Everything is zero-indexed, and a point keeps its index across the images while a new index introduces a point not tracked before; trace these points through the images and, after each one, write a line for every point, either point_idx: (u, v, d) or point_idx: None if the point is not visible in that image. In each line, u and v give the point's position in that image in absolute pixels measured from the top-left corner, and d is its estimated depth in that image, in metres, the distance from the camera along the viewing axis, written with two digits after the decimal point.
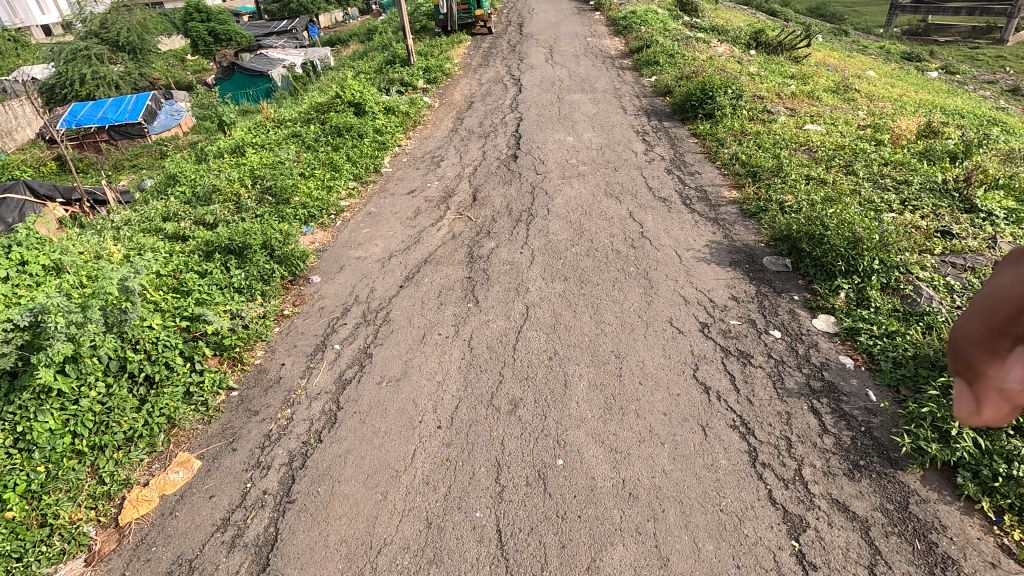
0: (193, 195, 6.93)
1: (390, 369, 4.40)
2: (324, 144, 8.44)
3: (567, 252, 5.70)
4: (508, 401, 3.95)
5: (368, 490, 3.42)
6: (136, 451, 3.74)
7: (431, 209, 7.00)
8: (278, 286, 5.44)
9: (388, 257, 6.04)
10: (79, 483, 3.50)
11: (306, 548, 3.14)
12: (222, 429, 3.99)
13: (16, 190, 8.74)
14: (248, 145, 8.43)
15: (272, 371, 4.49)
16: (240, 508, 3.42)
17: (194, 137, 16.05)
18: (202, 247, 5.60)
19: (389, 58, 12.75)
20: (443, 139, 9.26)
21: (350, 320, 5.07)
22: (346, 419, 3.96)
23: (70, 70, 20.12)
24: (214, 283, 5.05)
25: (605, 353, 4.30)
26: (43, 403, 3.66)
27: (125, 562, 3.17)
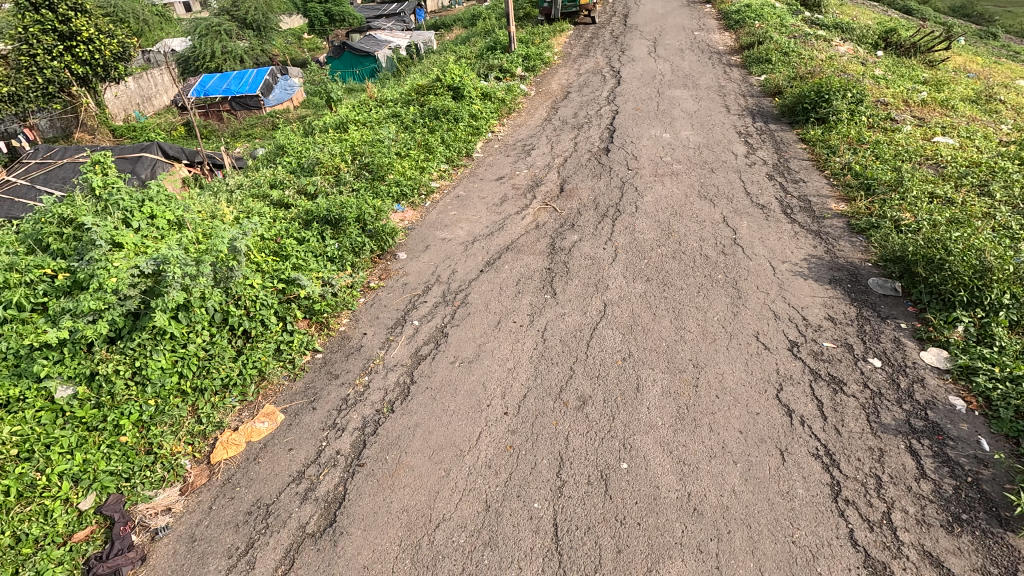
0: (298, 165, 7.36)
1: (464, 351, 4.50)
2: (421, 126, 8.70)
3: (652, 252, 5.54)
4: (577, 397, 3.91)
5: (432, 464, 3.53)
6: (230, 398, 4.09)
7: (518, 196, 7.05)
8: (367, 260, 5.74)
9: (472, 241, 6.15)
10: (181, 420, 3.87)
11: (371, 511, 3.29)
12: (305, 387, 4.27)
13: (151, 151, 9.56)
14: (352, 121, 8.84)
15: (354, 339, 4.75)
16: (314, 464, 3.64)
17: (303, 111, 17.07)
18: (302, 216, 5.93)
19: (490, 44, 12.90)
20: (536, 128, 9.27)
21: (431, 299, 5.23)
22: (418, 394, 4.10)
23: (204, 45, 22.06)
24: (310, 249, 5.35)
25: (682, 360, 4.15)
26: (158, 343, 4.02)
27: (212, 497, 3.48)
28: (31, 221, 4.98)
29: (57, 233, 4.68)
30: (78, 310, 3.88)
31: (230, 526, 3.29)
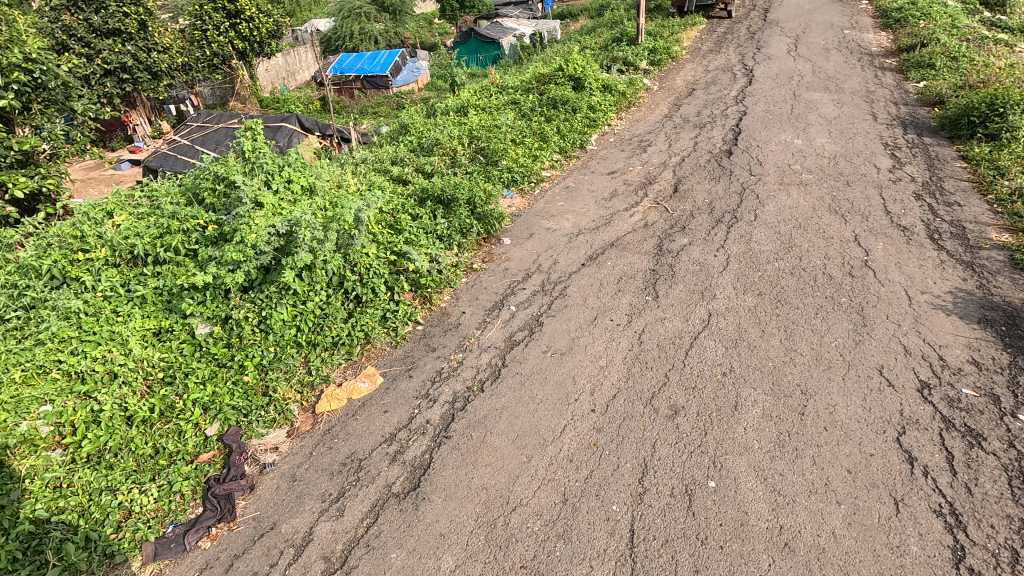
0: (419, 144, 7.67)
1: (557, 342, 4.50)
2: (538, 114, 8.75)
3: (768, 265, 5.18)
4: (669, 405, 3.78)
5: (515, 448, 3.58)
6: (338, 355, 4.42)
7: (628, 193, 6.89)
8: (472, 241, 5.91)
9: (577, 233, 6.12)
10: (294, 369, 4.24)
11: (453, 482, 3.42)
12: (404, 356, 4.52)
13: (290, 122, 10.51)
14: (472, 105, 9.06)
15: (453, 317, 4.94)
16: (405, 429, 3.83)
17: (426, 93, 17.80)
18: (418, 193, 6.18)
19: (617, 36, 12.64)
20: (655, 124, 8.98)
21: (530, 287, 5.28)
22: (508, 377, 4.18)
23: (345, 27, 23.69)
24: (422, 226, 5.59)
25: (789, 385, 3.86)
26: (282, 298, 4.38)
27: (313, 444, 3.79)
28: (192, 177, 5.65)
29: (211, 188, 5.26)
30: (223, 259, 4.35)
31: (326, 473, 3.56)
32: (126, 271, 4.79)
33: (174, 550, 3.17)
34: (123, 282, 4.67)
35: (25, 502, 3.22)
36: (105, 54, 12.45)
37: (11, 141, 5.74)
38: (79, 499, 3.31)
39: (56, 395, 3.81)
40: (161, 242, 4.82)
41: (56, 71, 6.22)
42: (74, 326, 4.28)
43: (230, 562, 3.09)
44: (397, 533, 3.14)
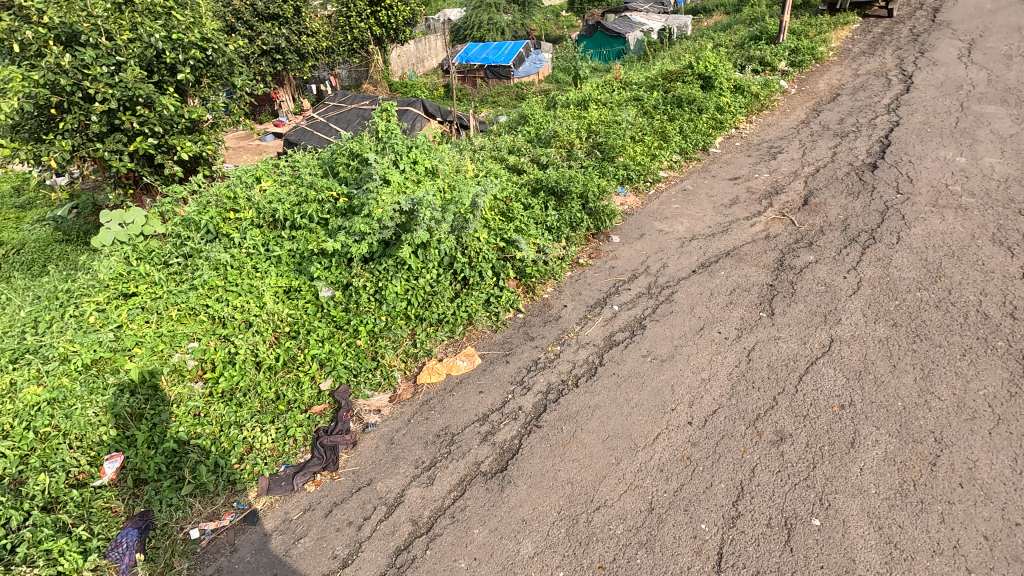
0: (536, 135, 7.73)
1: (658, 348, 4.37)
2: (661, 112, 8.48)
3: (908, 294, 4.66)
4: (774, 430, 3.54)
5: (604, 448, 3.55)
6: (441, 332, 4.61)
7: (751, 201, 6.50)
8: (581, 236, 5.88)
9: (690, 238, 5.89)
10: (401, 340, 4.49)
11: (539, 471, 3.45)
12: (504, 341, 4.63)
13: (415, 107, 11.03)
14: (593, 99, 8.94)
15: (554, 309, 4.97)
16: (497, 412, 3.93)
17: (546, 85, 17.88)
18: (532, 183, 6.24)
19: (755, 34, 11.87)
20: (788, 129, 8.36)
21: (635, 288, 5.17)
22: (603, 376, 4.13)
23: (475, 17, 24.37)
24: (533, 216, 5.65)
25: (920, 430, 3.46)
26: (397, 272, 4.64)
27: (412, 413, 3.99)
28: (329, 152, 6.13)
29: (345, 163, 5.68)
30: (350, 229, 4.68)
31: (421, 442, 3.75)
32: (268, 232, 5.32)
33: (284, 487, 3.50)
34: (264, 242, 5.19)
35: (171, 424, 3.74)
36: (264, 36, 13.83)
37: (184, 110, 6.56)
38: (212, 429, 3.74)
39: (202, 335, 4.36)
40: (299, 209, 5.29)
41: (224, 49, 7.01)
42: (221, 277, 4.84)
43: (330, 508, 3.36)
44: (482, 510, 3.24)
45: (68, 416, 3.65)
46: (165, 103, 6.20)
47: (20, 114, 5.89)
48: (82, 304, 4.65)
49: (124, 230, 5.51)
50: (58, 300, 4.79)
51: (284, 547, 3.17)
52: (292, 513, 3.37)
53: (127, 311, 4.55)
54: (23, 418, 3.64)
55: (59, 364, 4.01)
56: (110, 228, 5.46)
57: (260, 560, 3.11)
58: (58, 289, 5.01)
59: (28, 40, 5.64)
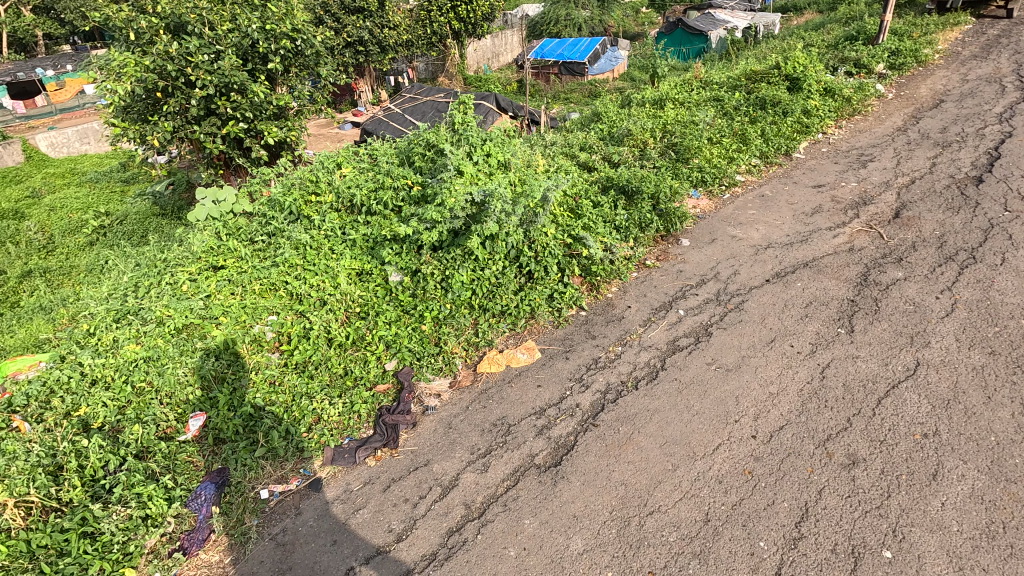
0: (609, 133, 7.61)
1: (725, 357, 4.23)
2: (743, 114, 8.16)
3: (1010, 320, 4.27)
4: (846, 453, 3.36)
5: (662, 453, 3.49)
6: (503, 324, 4.67)
7: (835, 210, 6.15)
8: (650, 237, 5.78)
9: (765, 246, 5.66)
10: (464, 328, 4.58)
11: (593, 470, 3.44)
12: (564, 338, 4.64)
13: (488, 101, 11.15)
14: (671, 99, 8.70)
15: (617, 309, 4.93)
16: (554, 407, 3.94)
17: (621, 82, 17.58)
18: (603, 181, 6.18)
19: (851, 33, 11.16)
20: (882, 137, 7.83)
21: (703, 293, 5.03)
22: (665, 381, 4.06)
23: (554, 12, 24.27)
24: (602, 215, 5.60)
25: (1015, 468, 3.17)
26: (464, 261, 4.73)
27: (470, 400, 4.08)
28: (407, 141, 6.32)
29: (422, 153, 5.84)
30: (423, 217, 4.81)
31: (478, 429, 3.82)
32: (345, 216, 5.56)
33: (347, 459, 3.67)
34: (341, 225, 5.44)
35: (249, 389, 4.01)
36: (349, 28, 14.36)
37: (272, 97, 6.91)
38: (285, 397, 3.97)
39: (281, 309, 4.63)
40: (375, 195, 5.49)
41: (313, 40, 7.31)
42: (300, 255, 5.11)
43: (388, 484, 3.49)
44: (534, 502, 3.27)
45: (161, 374, 3.99)
46: (257, 90, 6.60)
47: (131, 97, 6.43)
48: (178, 273, 5.06)
49: (217, 207, 5.97)
50: (157, 268, 5.23)
51: (344, 515, 3.33)
52: (353, 484, 3.53)
53: (216, 282, 4.91)
54: (123, 372, 4.01)
55: (156, 326, 4.41)
56: (204, 205, 5.94)
57: (322, 525, 3.28)
58: (157, 258, 5.46)
59: (143, 28, 6.22)
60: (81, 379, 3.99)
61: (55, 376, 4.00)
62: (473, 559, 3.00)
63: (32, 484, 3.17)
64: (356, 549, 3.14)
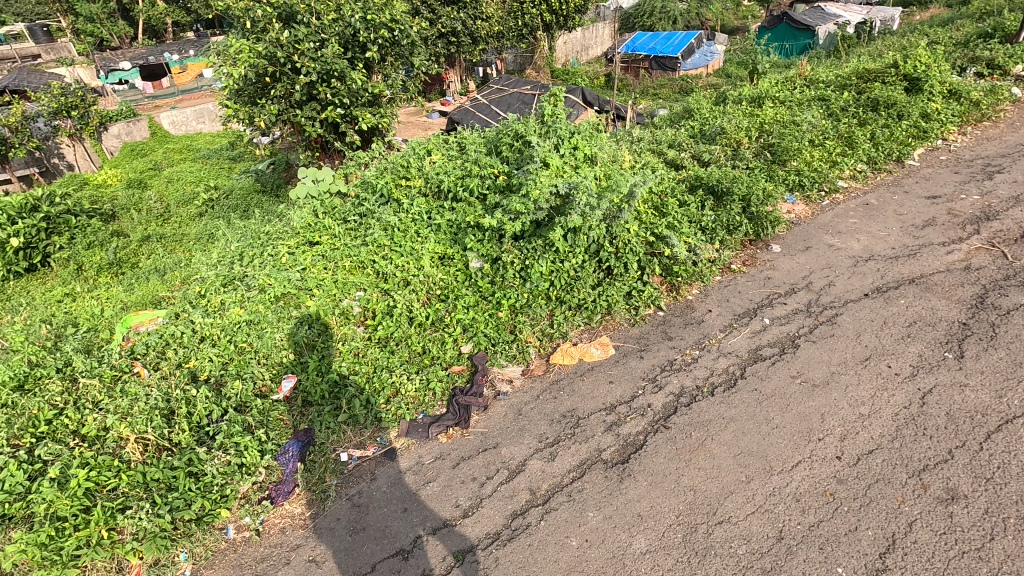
0: (701, 131, 7.32)
1: (812, 371, 4.01)
2: (851, 115, 7.62)
3: None
4: (944, 487, 3.09)
5: (736, 463, 3.37)
6: (578, 317, 4.68)
7: (951, 224, 5.63)
8: (737, 240, 5.56)
9: (866, 258, 5.30)
10: (539, 318, 4.63)
11: (661, 471, 3.39)
12: (639, 337, 4.59)
13: (575, 94, 11.02)
14: (770, 97, 8.23)
15: (697, 312, 4.80)
16: (625, 405, 3.91)
17: (715, 79, 16.89)
18: (691, 179, 5.97)
19: (986, 30, 10.08)
20: (1014, 146, 7.06)
21: (792, 303, 4.79)
22: (743, 390, 3.91)
23: (649, 4, 23.59)
24: (688, 215, 5.45)
25: None
26: (545, 252, 4.76)
27: (542, 389, 4.15)
28: (495, 132, 6.44)
29: (509, 143, 5.93)
30: (507, 207, 4.89)
31: (547, 419, 3.87)
32: (432, 202, 5.76)
33: (420, 433, 3.84)
34: (428, 210, 5.64)
35: (336, 358, 4.27)
36: (443, 19, 14.66)
37: (369, 85, 7.25)
38: (368, 369, 4.20)
39: (367, 286, 4.88)
40: (462, 182, 5.63)
41: (409, 31, 7.62)
42: (388, 237, 5.36)
43: (457, 461, 3.62)
44: (599, 496, 3.28)
45: (260, 336, 4.35)
46: (355, 78, 6.96)
47: (244, 81, 6.91)
48: (278, 245, 5.46)
49: (316, 186, 6.38)
50: (260, 240, 5.67)
51: (415, 486, 3.49)
52: (424, 458, 3.69)
53: (311, 256, 5.25)
54: (228, 332, 4.42)
55: (258, 293, 4.80)
56: (305, 184, 6.36)
57: (394, 493, 3.46)
58: (260, 231, 5.91)
59: (259, 17, 6.66)
60: (192, 335, 4.43)
61: (172, 331, 4.48)
62: (535, 544, 3.05)
63: (150, 424, 3.56)
64: (424, 520, 3.28)
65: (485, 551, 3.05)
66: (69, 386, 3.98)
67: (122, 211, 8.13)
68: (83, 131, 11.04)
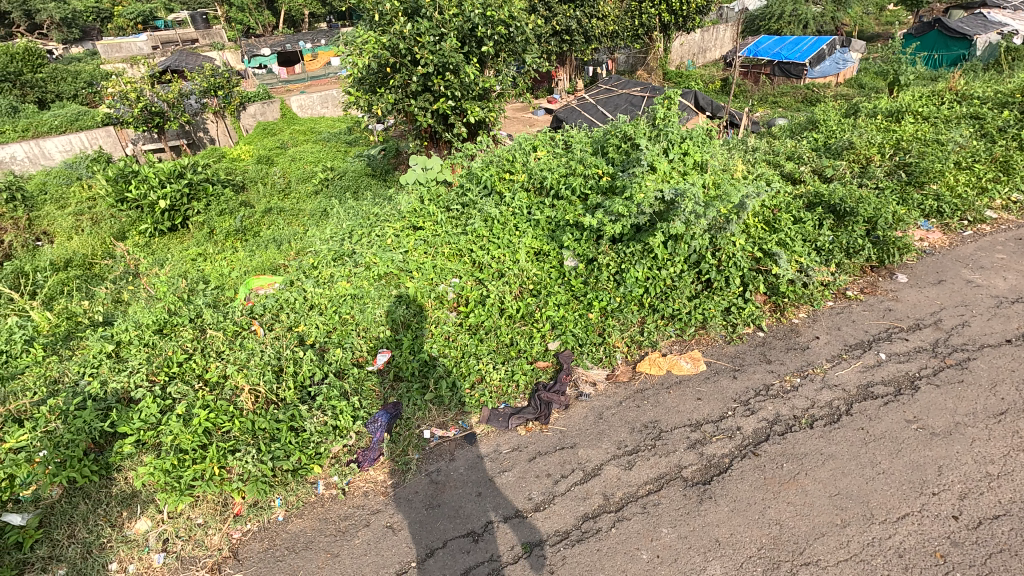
0: (825, 144, 6.79)
1: (931, 418, 3.62)
2: (1010, 138, 6.79)
3: None
4: None
5: (831, 504, 3.13)
6: (671, 328, 4.55)
7: None
8: (856, 265, 5.14)
9: (1012, 299, 4.70)
10: (629, 324, 4.56)
11: (745, 499, 3.22)
12: (735, 355, 4.38)
13: (686, 98, 10.47)
14: (911, 111, 7.44)
15: (803, 337, 4.49)
16: (712, 424, 3.76)
17: (847, 88, 15.61)
18: (809, 196, 5.58)
19: None
20: None
21: (915, 340, 4.35)
22: (847, 427, 3.62)
23: None
24: (803, 233, 5.10)
25: None
26: (642, 258, 4.66)
27: (625, 396, 4.09)
28: (603, 132, 6.38)
29: (617, 145, 5.86)
30: (609, 208, 4.84)
31: (627, 427, 3.80)
32: (533, 197, 5.82)
33: (501, 423, 3.93)
34: (528, 205, 5.71)
35: (428, 339, 4.46)
36: (559, 17, 14.76)
37: (480, 79, 7.45)
38: (456, 353, 4.34)
39: (463, 274, 5.04)
40: (565, 180, 5.63)
41: (524, 28, 7.74)
42: (487, 228, 5.49)
43: (534, 455, 3.66)
44: (674, 514, 3.18)
45: (362, 310, 4.66)
46: (470, 72, 7.17)
47: (366, 70, 7.30)
48: (386, 227, 5.78)
49: (424, 174, 6.66)
50: (369, 221, 6.01)
51: (491, 472, 3.58)
52: (502, 447, 3.77)
53: (414, 240, 5.51)
54: (334, 303, 4.77)
55: (364, 270, 5.14)
56: (415, 171, 6.66)
57: (471, 476, 3.56)
58: (370, 212, 6.28)
59: (387, 10, 7.04)
60: (303, 302, 4.82)
61: (286, 296, 4.88)
62: (604, 550, 3.01)
63: (262, 378, 3.92)
64: (497, 506, 3.35)
65: (553, 548, 3.06)
66: (199, 335, 4.48)
67: (251, 184, 8.96)
68: (226, 109, 12.14)
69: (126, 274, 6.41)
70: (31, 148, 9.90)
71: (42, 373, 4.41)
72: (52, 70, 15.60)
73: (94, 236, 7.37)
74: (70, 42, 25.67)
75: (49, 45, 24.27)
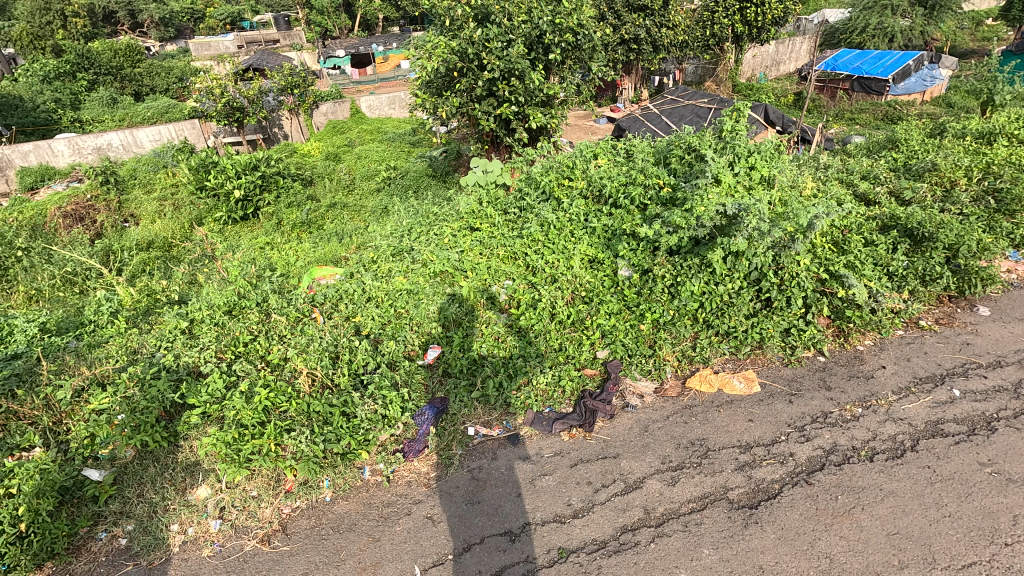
0: (905, 164, 6.41)
1: (1009, 463, 3.36)
2: None
3: None
4: None
5: (886, 542, 2.96)
6: (725, 345, 4.44)
7: None
8: (932, 294, 4.84)
9: None
10: (681, 338, 4.48)
11: (793, 528, 3.09)
12: (792, 379, 4.22)
13: (756, 109, 10.14)
14: (1006, 133, 6.91)
15: (868, 365, 4.27)
16: (763, 447, 3.63)
17: (933, 107, 14.70)
18: (885, 217, 5.29)
19: None
20: None
21: (994, 378, 4.05)
22: (911, 464, 3.41)
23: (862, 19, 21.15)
24: (875, 256, 4.85)
25: None
26: (699, 271, 4.57)
27: (673, 410, 4.02)
28: (667, 142, 6.28)
29: (680, 156, 5.76)
30: (668, 219, 4.77)
31: (673, 442, 3.73)
32: (591, 204, 5.80)
33: (545, 426, 3.94)
34: (585, 212, 5.69)
35: (478, 337, 4.51)
36: (628, 26, 14.83)
37: (545, 86, 7.50)
38: (505, 354, 4.37)
39: (516, 276, 5.08)
40: (625, 189, 5.59)
41: (592, 36, 7.73)
42: (543, 232, 5.51)
43: (576, 462, 3.65)
44: (717, 535, 3.09)
45: (416, 306, 4.78)
46: (535, 77, 7.21)
47: (435, 74, 7.50)
48: (444, 226, 5.92)
49: (484, 176, 6.77)
50: (428, 220, 6.16)
51: (532, 474, 3.61)
52: (544, 451, 3.78)
53: (470, 241, 5.62)
54: (390, 297, 4.92)
55: (421, 267, 5.29)
56: (475, 173, 6.79)
57: (512, 477, 3.59)
58: (429, 210, 6.45)
59: (458, 16, 7.19)
60: (361, 294, 4.99)
61: (346, 287, 5.06)
62: (642, 564, 2.98)
63: (319, 363, 4.10)
64: (536, 508, 3.37)
65: (589, 556, 3.05)
66: (264, 318, 4.72)
67: (318, 179, 9.37)
68: (300, 107, 12.79)
69: (203, 257, 6.85)
70: (125, 136, 10.73)
71: (125, 343, 4.77)
72: (149, 65, 16.80)
73: (176, 221, 7.94)
74: (166, 40, 27.64)
75: (148, 42, 26.22)
